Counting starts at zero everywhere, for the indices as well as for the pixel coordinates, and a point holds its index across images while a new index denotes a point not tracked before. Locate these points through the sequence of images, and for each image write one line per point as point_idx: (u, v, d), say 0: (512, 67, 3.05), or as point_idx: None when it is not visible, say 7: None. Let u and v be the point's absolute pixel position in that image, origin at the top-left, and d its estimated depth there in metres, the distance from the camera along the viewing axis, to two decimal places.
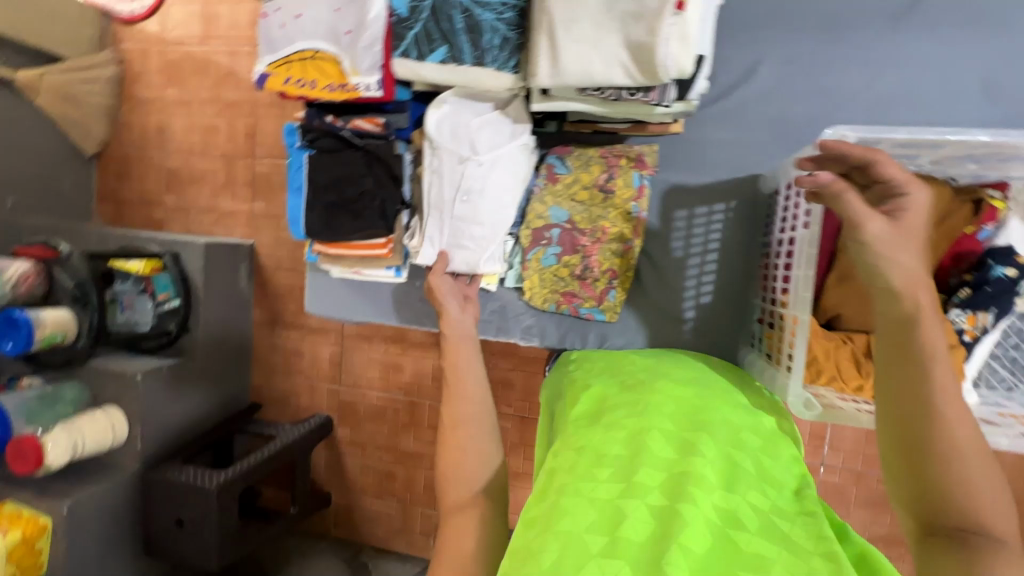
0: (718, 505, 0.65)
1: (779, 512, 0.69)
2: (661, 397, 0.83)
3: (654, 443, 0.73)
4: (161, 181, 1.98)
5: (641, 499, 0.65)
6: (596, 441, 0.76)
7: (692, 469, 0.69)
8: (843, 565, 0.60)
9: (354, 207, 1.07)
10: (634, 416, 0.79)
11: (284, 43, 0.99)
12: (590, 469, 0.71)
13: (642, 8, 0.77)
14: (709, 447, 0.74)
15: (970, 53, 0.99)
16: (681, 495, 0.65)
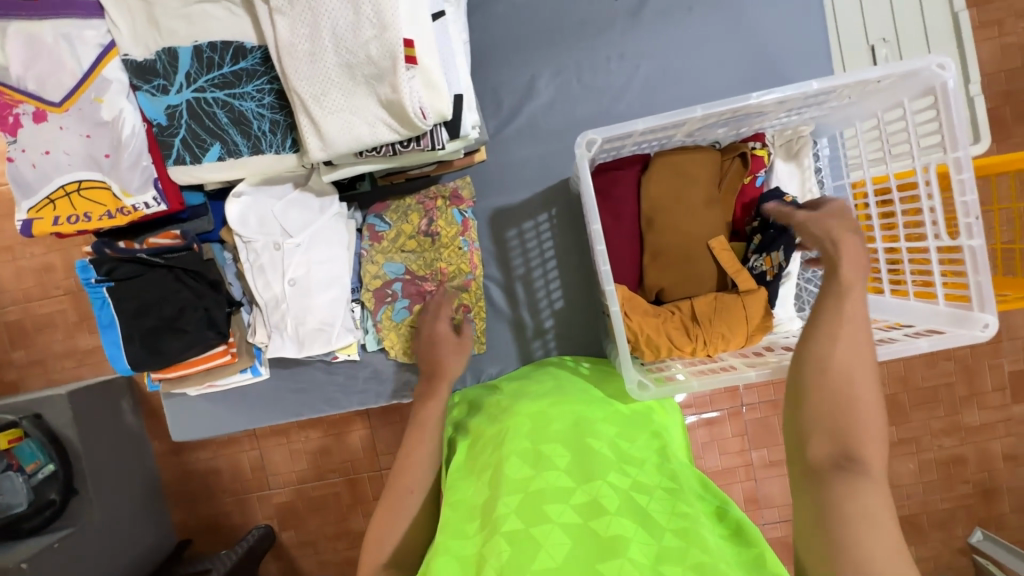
0: (577, 503, 0.65)
1: (640, 486, 0.70)
2: (515, 415, 0.82)
3: (509, 468, 0.71)
4: (3, 339, 1.79)
5: (497, 532, 0.63)
6: (462, 491, 0.74)
7: (545, 483, 0.68)
8: (693, 533, 0.62)
9: (177, 325, 1.01)
10: (492, 448, 0.77)
11: (40, 183, 0.92)
12: (461, 523, 0.69)
13: (378, 68, 0.79)
14: (563, 450, 0.74)
15: (707, 26, 1.11)
16: (538, 517, 0.63)
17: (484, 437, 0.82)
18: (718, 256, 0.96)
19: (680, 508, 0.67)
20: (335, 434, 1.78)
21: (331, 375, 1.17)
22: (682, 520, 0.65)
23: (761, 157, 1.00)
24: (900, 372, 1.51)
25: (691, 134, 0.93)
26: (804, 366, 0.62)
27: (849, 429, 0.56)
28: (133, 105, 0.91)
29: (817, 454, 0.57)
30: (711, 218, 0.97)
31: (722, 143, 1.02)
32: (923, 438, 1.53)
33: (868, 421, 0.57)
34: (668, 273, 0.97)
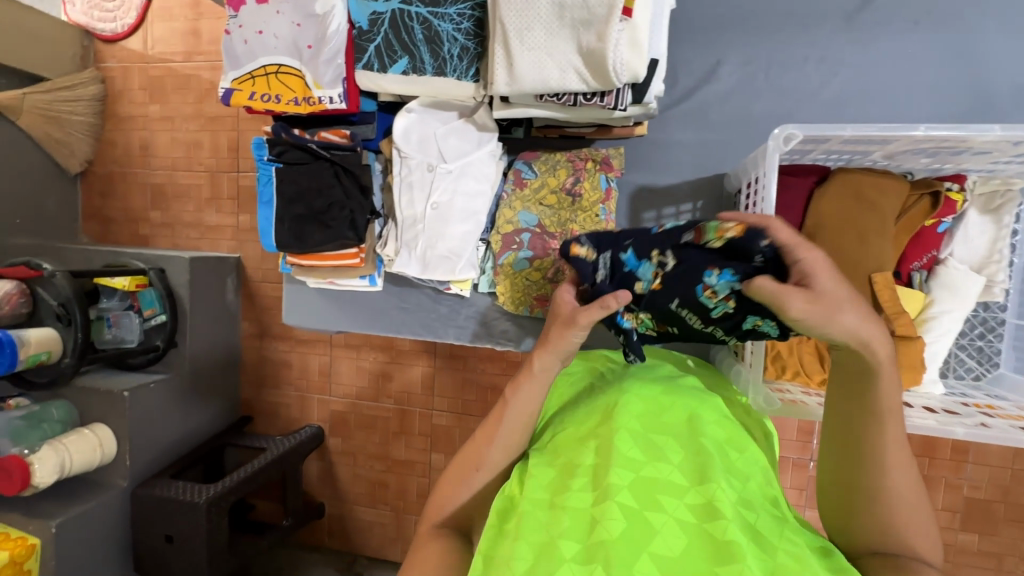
0: (691, 503, 0.63)
1: (747, 504, 0.66)
2: (626, 394, 0.80)
3: (620, 442, 0.70)
4: (146, 198, 2.00)
5: (611, 497, 0.62)
6: (564, 449, 0.73)
7: (659, 474, 0.66)
8: (808, 564, 0.59)
9: (323, 218, 1.08)
10: (600, 420, 0.76)
11: (246, 59, 1.00)
12: (562, 476, 0.69)
13: (591, 15, 0.78)
14: (679, 448, 0.71)
15: (923, 50, 1.01)
16: (651, 501, 0.62)
17: (588, 406, 0.81)
18: (877, 294, 0.89)
19: (787, 533, 0.63)
20: (399, 364, 1.87)
21: (434, 304, 1.22)
22: (793, 548, 0.61)
23: (954, 202, 0.91)
24: (1003, 480, 1.35)
25: (888, 156, 0.85)
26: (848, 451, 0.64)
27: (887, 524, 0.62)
28: (343, 5, 0.96)
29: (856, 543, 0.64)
30: (881, 251, 0.89)
31: (914, 176, 0.93)
32: (1007, 558, 1.37)
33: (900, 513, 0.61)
34: None
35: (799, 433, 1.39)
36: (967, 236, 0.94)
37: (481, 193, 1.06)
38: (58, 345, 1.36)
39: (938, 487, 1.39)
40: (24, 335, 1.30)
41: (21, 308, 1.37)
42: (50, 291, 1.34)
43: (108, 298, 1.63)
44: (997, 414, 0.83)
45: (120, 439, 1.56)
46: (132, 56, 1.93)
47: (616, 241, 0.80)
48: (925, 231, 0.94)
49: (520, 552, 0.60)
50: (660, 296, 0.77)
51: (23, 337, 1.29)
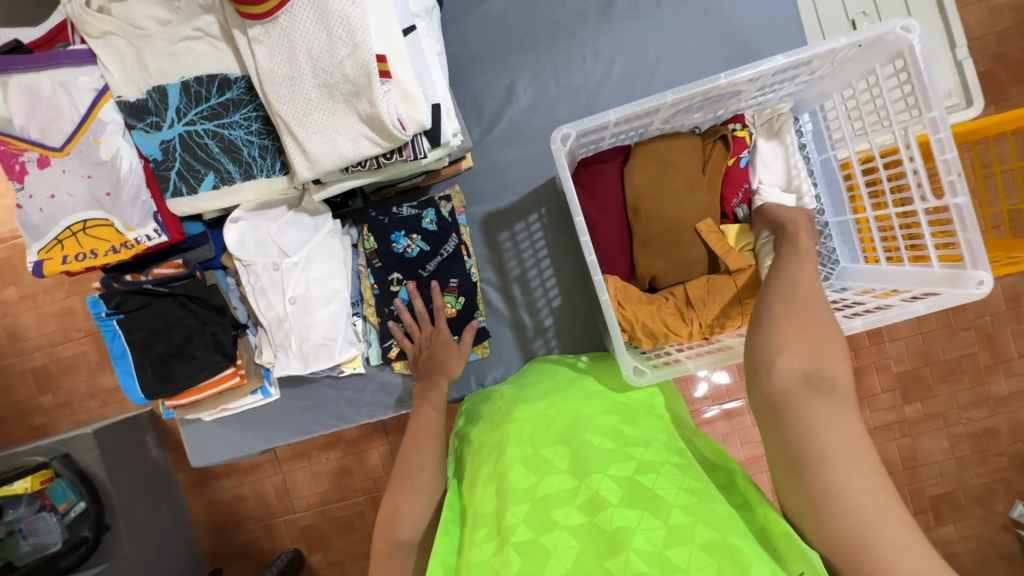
0: (580, 502, 0.66)
1: (645, 466, 0.69)
2: (515, 423, 0.83)
3: (513, 477, 0.72)
4: (31, 385, 1.85)
5: (507, 541, 0.64)
6: (474, 502, 0.75)
7: (550, 488, 0.68)
8: (700, 512, 0.61)
9: (185, 351, 1.04)
10: (493, 460, 0.78)
11: (48, 226, 0.96)
12: (471, 533, 0.71)
13: (354, 85, 0.81)
14: (563, 449, 0.74)
15: (679, 18, 1.13)
16: (546, 525, 0.64)
17: (485, 446, 0.84)
18: (706, 238, 0.96)
19: (690, 485, 0.67)
20: (355, 454, 1.80)
21: (339, 391, 1.19)
22: (692, 499, 0.64)
23: (742, 138, 1.01)
24: (918, 346, 1.48)
25: (668, 120, 0.94)
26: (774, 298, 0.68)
27: (814, 358, 0.62)
28: (129, 144, 0.95)
29: (789, 373, 0.61)
30: (697, 202, 0.98)
31: (702, 128, 1.03)
32: (949, 413, 1.49)
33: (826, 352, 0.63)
34: (659, 261, 0.98)
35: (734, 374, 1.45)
36: (770, 160, 1.02)
37: (336, 271, 1.06)
38: None
39: (869, 374, 1.50)
40: None
41: None
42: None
43: (14, 507, 1.49)
44: (842, 307, 0.92)
45: None
46: None
47: (388, 329, 1.10)
48: (731, 171, 1.01)
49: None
50: (426, 287, 1.09)
51: None
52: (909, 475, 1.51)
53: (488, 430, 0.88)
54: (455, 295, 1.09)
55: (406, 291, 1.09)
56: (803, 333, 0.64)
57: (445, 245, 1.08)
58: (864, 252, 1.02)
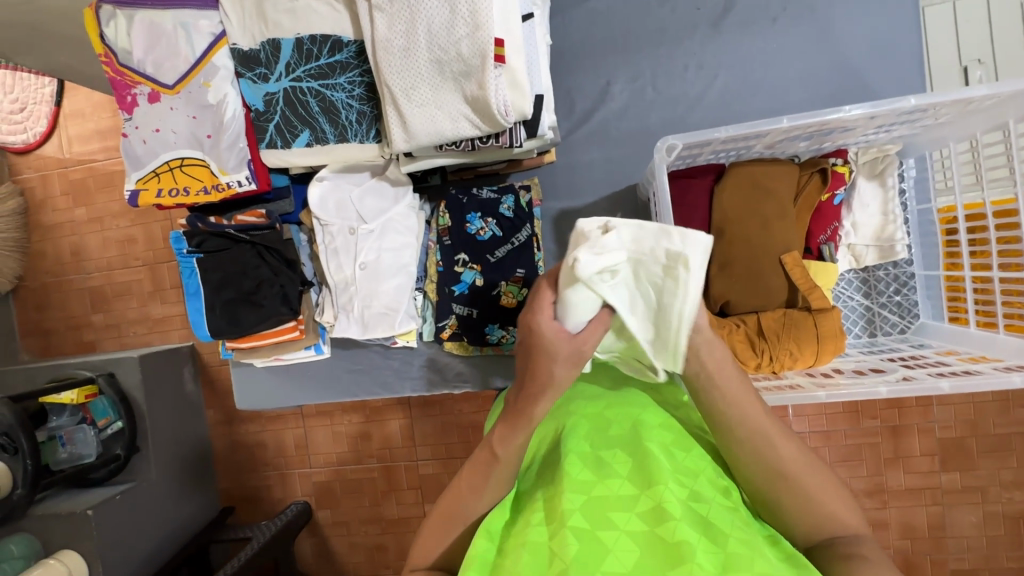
0: (641, 511, 0.66)
1: (698, 497, 0.68)
2: (573, 421, 0.83)
3: (570, 468, 0.73)
4: (86, 303, 1.94)
5: (562, 524, 0.64)
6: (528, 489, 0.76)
7: (608, 490, 0.69)
8: (759, 549, 0.61)
9: (255, 298, 1.07)
10: (552, 454, 0.79)
11: (148, 158, 1.00)
12: (524, 516, 0.71)
13: (467, 65, 0.82)
14: (626, 458, 0.74)
15: (792, 41, 1.09)
16: (603, 521, 0.65)
17: (542, 439, 0.85)
18: (789, 272, 0.93)
19: (740, 519, 0.66)
20: (375, 421, 1.83)
21: (386, 359, 1.21)
22: (746, 533, 0.63)
23: (841, 174, 0.98)
24: (968, 415, 1.41)
25: (771, 145, 0.91)
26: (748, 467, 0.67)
27: (817, 513, 0.64)
28: (236, 91, 0.98)
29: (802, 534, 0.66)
30: (784, 233, 0.95)
31: (801, 158, 1.00)
32: (989, 489, 1.42)
33: (821, 494, 0.64)
34: (735, 286, 0.95)
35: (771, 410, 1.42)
36: (865, 202, 1.01)
37: (408, 244, 1.08)
38: (8, 477, 1.30)
39: (909, 435, 1.44)
40: None
41: None
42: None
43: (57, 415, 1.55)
44: (921, 364, 0.88)
45: (91, 561, 1.47)
46: (48, 163, 1.89)
47: (447, 308, 1.11)
48: (823, 206, 1.00)
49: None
50: (491, 273, 1.09)
51: None
52: (934, 544, 1.45)
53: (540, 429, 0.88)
54: (519, 285, 1.08)
55: (470, 275, 1.09)
56: (800, 491, 0.64)
57: (517, 235, 1.08)
58: (947, 311, 0.98)
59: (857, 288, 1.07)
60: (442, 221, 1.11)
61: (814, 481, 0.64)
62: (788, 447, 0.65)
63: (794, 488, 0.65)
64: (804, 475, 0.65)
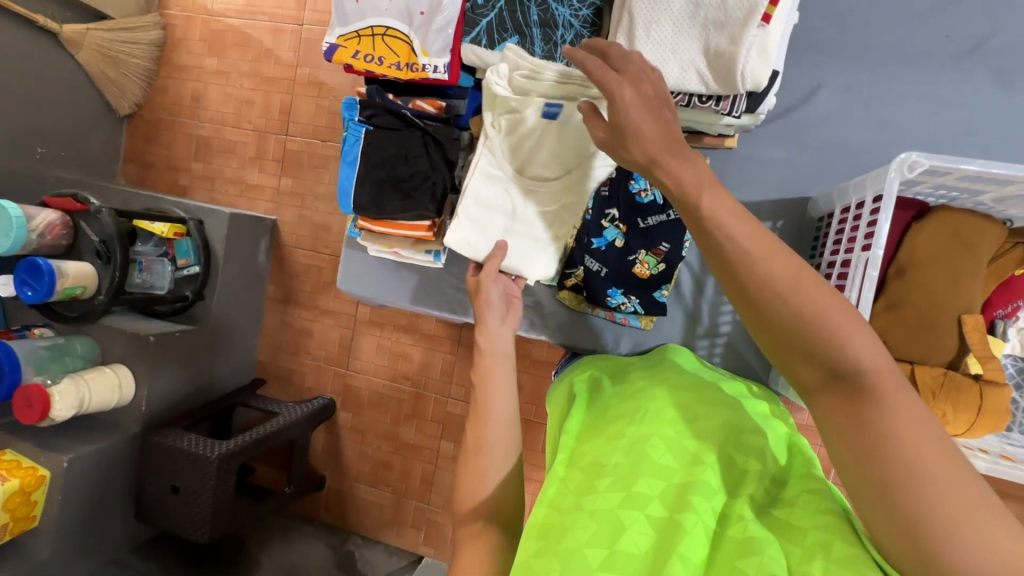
0: (718, 508, 0.66)
1: (774, 502, 0.68)
2: (658, 403, 0.81)
3: (654, 451, 0.73)
4: (190, 149, 2.00)
5: (642, 509, 0.66)
6: (600, 455, 0.75)
7: (692, 477, 0.69)
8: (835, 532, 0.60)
9: (405, 187, 1.07)
10: (633, 424, 0.78)
11: (355, 18, 1.00)
12: (592, 478, 0.72)
13: (726, 16, 0.77)
14: (710, 450, 0.73)
15: (1019, 105, 1.01)
16: (681, 507, 0.65)
17: (623, 407, 0.84)
18: (965, 335, 0.87)
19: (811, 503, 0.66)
20: (420, 346, 1.86)
21: None
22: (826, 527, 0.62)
23: None
24: None
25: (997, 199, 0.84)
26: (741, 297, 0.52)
27: (833, 356, 0.48)
28: None
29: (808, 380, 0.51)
30: (969, 294, 0.88)
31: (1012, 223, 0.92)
32: None
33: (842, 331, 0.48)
34: (899, 330, 0.89)
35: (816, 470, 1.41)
36: None
37: (574, 167, 1.02)
38: (93, 282, 1.35)
39: None
40: (64, 267, 1.30)
41: (62, 240, 1.38)
42: (94, 226, 1.36)
43: (144, 242, 1.59)
44: None
45: (138, 383, 1.55)
46: (196, 7, 1.93)
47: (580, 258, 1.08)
48: (1014, 280, 0.93)
49: (537, 544, 0.66)
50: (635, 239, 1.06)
51: (62, 268, 1.30)
52: None
53: (609, 402, 0.89)
54: (658, 259, 1.07)
55: (614, 233, 1.08)
56: (811, 322, 0.48)
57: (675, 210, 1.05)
58: None
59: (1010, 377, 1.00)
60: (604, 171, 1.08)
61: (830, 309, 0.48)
62: (785, 270, 0.50)
63: (801, 320, 0.49)
64: (814, 303, 0.48)
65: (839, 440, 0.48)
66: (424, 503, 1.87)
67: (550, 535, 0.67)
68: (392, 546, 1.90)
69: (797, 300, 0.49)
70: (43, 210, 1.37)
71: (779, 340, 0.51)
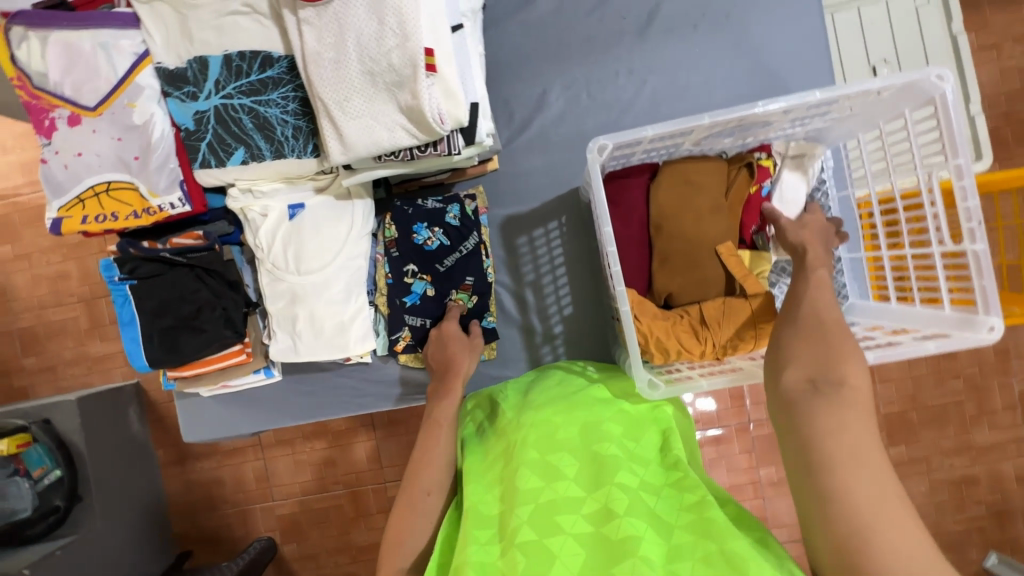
0: (589, 513, 0.67)
1: (646, 487, 0.70)
2: (521, 427, 0.81)
3: (520, 480, 0.72)
4: (15, 346, 1.80)
5: (512, 543, 0.65)
6: (474, 498, 0.75)
7: (555, 494, 0.69)
8: (707, 530, 0.63)
9: (195, 322, 1.03)
10: (501, 463, 0.78)
11: (71, 183, 0.95)
12: (476, 528, 0.71)
13: (400, 75, 0.82)
14: (574, 459, 0.74)
15: (716, 46, 1.16)
16: (551, 529, 0.66)
17: (492, 449, 0.83)
18: (725, 261, 0.98)
19: (688, 496, 0.69)
20: (339, 446, 1.76)
21: (344, 377, 1.18)
22: (695, 514, 0.66)
23: (767, 168, 1.03)
24: (906, 390, 1.54)
25: (699, 142, 0.96)
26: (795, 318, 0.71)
27: (831, 366, 0.63)
28: (163, 111, 0.95)
29: (795, 379, 0.63)
30: (718, 225, 0.99)
31: (729, 153, 1.05)
32: (931, 458, 1.55)
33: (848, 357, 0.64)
34: (676, 278, 0.99)
35: (731, 402, 1.57)
36: (788, 194, 1.05)
37: (348, 240, 1.04)
38: None
39: None
40: None
41: None
42: None
43: None
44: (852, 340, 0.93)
45: None
46: None
47: (402, 321, 1.10)
48: (752, 199, 1.04)
49: None
50: (441, 284, 1.09)
51: None
52: None
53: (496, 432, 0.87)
54: (469, 292, 1.09)
55: (421, 285, 1.10)
56: (826, 343, 0.66)
57: (464, 244, 1.09)
58: (872, 289, 1.05)
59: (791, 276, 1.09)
60: (388, 235, 1.10)
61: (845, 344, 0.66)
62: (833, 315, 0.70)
63: (828, 343, 0.66)
64: (837, 337, 0.67)
65: (795, 427, 0.60)
66: None
67: None
68: None
69: (811, 332, 0.68)
70: None
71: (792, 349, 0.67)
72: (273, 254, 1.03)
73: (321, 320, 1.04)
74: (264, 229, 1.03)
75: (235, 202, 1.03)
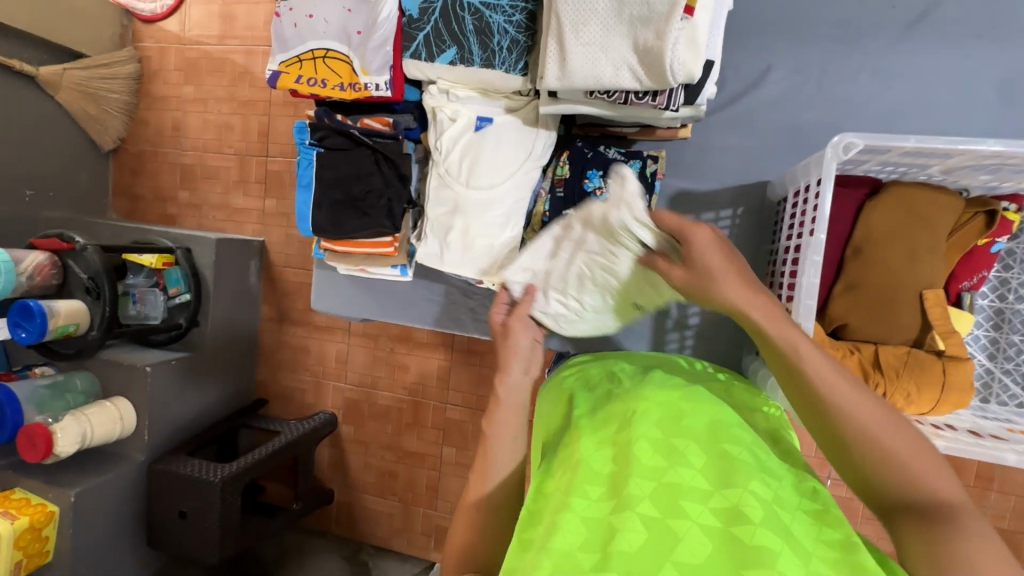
0: (715, 507, 0.58)
1: (783, 504, 0.60)
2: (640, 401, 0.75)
3: (638, 451, 0.66)
4: (175, 178, 1.99)
5: (631, 507, 0.59)
6: (583, 454, 0.69)
7: (680, 478, 0.62)
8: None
9: (361, 205, 1.08)
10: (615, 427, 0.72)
11: (295, 42, 1.01)
12: (583, 484, 0.65)
13: (651, 12, 0.77)
14: (698, 449, 0.66)
15: (987, 65, 0.98)
16: (675, 509, 0.58)
17: (596, 415, 0.78)
18: (927, 311, 0.87)
19: (831, 538, 0.58)
20: (415, 355, 1.84)
21: (466, 296, 1.20)
22: (838, 556, 0.55)
23: (1009, 221, 0.89)
24: None
25: (947, 170, 0.83)
26: (789, 379, 0.61)
27: (861, 439, 0.56)
28: None
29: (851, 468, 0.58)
30: (930, 268, 0.87)
31: (969, 193, 0.90)
32: None
33: (870, 420, 0.56)
34: (859, 310, 0.88)
35: None
36: None
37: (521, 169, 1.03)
38: (85, 318, 1.35)
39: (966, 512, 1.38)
40: (54, 307, 1.29)
41: (52, 279, 1.37)
42: (82, 265, 1.35)
43: (134, 274, 1.60)
44: None
45: (139, 414, 1.56)
46: (168, 37, 1.92)
47: None
48: (978, 251, 0.91)
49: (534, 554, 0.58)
50: None
51: (53, 308, 1.29)
52: None
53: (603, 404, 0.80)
54: None
55: None
56: (838, 411, 0.57)
57: None
58: None
59: (982, 348, 0.99)
60: (559, 173, 1.07)
61: (851, 401, 0.57)
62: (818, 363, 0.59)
63: (827, 407, 0.58)
64: (839, 392, 0.57)
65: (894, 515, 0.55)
66: (432, 509, 1.86)
67: (535, 543, 0.60)
68: (404, 553, 1.91)
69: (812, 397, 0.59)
70: (32, 252, 1.36)
71: (818, 420, 0.59)
72: (446, 160, 1.04)
73: (472, 239, 1.05)
74: (447, 130, 1.03)
75: (432, 98, 1.03)
